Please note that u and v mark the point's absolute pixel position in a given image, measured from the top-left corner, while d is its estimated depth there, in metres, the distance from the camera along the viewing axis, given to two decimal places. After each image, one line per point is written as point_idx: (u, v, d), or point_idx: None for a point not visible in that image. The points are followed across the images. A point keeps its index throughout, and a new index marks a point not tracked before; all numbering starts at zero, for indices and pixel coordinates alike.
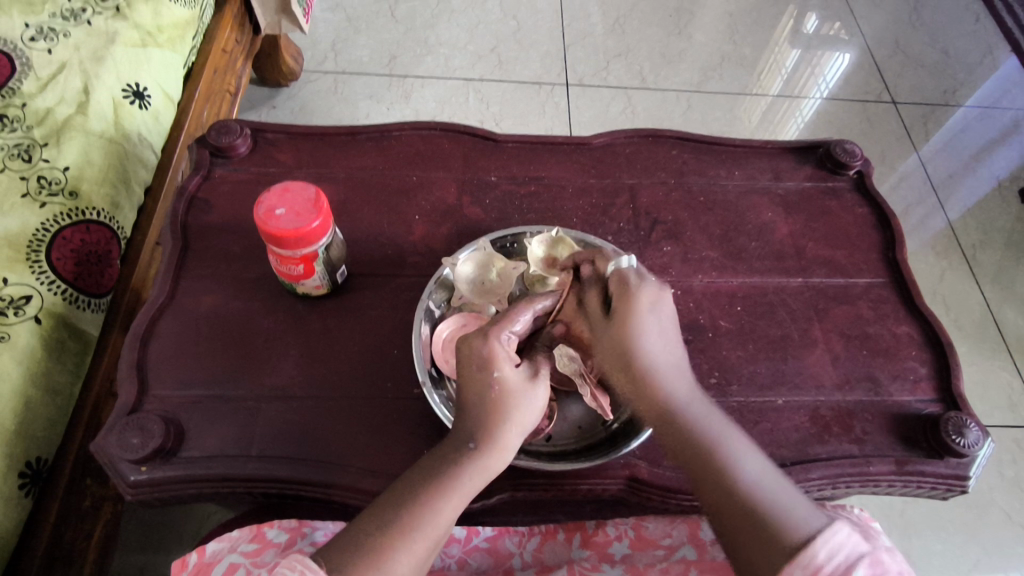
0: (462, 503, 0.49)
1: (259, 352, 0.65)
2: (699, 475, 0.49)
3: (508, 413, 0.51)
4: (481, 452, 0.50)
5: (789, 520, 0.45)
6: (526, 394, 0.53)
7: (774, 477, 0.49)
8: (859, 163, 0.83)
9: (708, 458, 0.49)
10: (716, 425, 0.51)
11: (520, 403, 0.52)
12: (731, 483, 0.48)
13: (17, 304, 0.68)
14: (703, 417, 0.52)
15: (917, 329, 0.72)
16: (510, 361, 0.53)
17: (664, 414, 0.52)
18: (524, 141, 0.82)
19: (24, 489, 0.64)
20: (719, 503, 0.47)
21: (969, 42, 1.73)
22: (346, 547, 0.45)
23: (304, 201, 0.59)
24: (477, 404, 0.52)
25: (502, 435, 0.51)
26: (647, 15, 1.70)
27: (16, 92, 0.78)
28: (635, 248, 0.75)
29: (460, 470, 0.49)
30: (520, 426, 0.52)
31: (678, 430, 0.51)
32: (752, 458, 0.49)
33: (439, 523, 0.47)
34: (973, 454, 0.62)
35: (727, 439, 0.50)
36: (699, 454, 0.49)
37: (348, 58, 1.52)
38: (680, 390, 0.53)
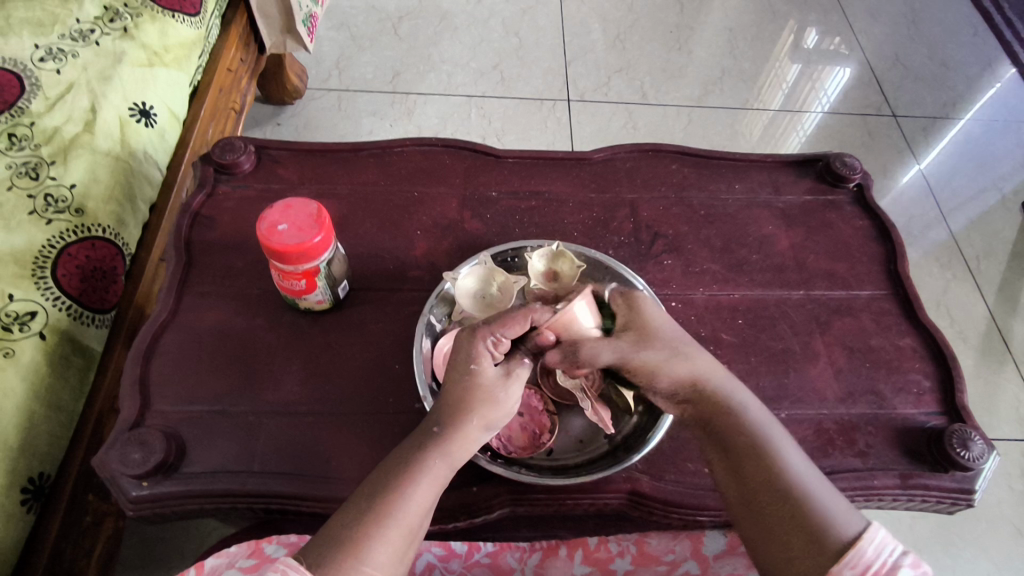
0: (433, 491, 0.50)
1: (260, 368, 0.65)
2: (745, 465, 0.52)
3: (473, 408, 0.54)
4: (444, 439, 0.52)
5: (825, 505, 0.48)
6: (498, 389, 0.55)
7: (813, 472, 0.51)
8: (859, 176, 0.83)
9: (756, 450, 0.52)
10: (764, 423, 0.54)
11: (491, 398, 0.54)
12: (778, 470, 0.51)
13: (23, 320, 0.68)
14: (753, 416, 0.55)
15: (920, 341, 0.71)
16: (490, 358, 0.56)
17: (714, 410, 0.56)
18: (525, 156, 0.83)
19: (26, 505, 0.65)
20: (764, 485, 0.50)
21: (970, 55, 1.74)
22: (323, 544, 0.45)
23: (306, 217, 0.59)
24: (445, 402, 0.54)
25: (463, 424, 0.53)
26: (647, 31, 1.72)
27: (25, 111, 0.80)
28: (635, 262, 0.75)
29: (424, 458, 0.51)
30: (485, 419, 0.54)
31: (728, 428, 0.54)
32: (792, 450, 0.53)
33: (410, 509, 0.48)
34: (979, 467, 0.62)
35: (778, 436, 0.53)
36: (747, 452, 0.53)
37: (352, 76, 1.54)
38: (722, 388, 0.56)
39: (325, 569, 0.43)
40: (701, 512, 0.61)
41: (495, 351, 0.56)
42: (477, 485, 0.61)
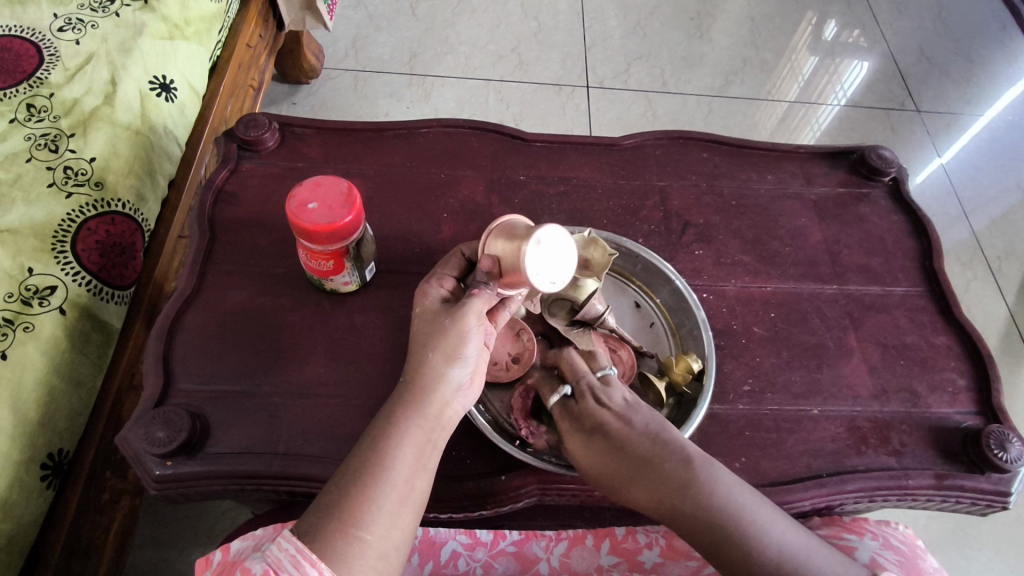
0: (418, 446, 0.48)
1: (285, 349, 0.64)
2: (715, 544, 0.49)
3: (429, 346, 0.51)
4: (416, 391, 0.50)
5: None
6: (445, 318, 0.52)
7: (801, 538, 0.48)
8: (895, 169, 0.81)
9: (725, 532, 0.48)
10: (731, 491, 0.51)
11: (442, 330, 0.51)
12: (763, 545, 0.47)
13: (43, 295, 0.67)
14: (714, 490, 0.51)
15: (955, 340, 0.70)
16: (434, 295, 0.55)
17: (671, 498, 0.51)
18: (554, 140, 0.81)
19: (46, 481, 0.64)
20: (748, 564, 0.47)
21: (997, 51, 1.71)
22: (314, 512, 0.44)
23: (337, 196, 0.58)
24: (412, 353, 0.52)
25: (430, 369, 0.50)
26: (669, 18, 1.69)
27: (44, 82, 0.78)
28: (665, 252, 0.73)
29: (398, 415, 0.49)
30: (450, 354, 0.51)
31: (696, 502, 0.51)
32: (773, 520, 0.49)
33: (395, 466, 0.46)
34: (1015, 469, 0.61)
35: (751, 508, 0.50)
36: (717, 530, 0.49)
37: (368, 56, 1.52)
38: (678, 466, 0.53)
39: (318, 538, 0.42)
40: None
41: (441, 287, 0.56)
42: (504, 474, 0.60)
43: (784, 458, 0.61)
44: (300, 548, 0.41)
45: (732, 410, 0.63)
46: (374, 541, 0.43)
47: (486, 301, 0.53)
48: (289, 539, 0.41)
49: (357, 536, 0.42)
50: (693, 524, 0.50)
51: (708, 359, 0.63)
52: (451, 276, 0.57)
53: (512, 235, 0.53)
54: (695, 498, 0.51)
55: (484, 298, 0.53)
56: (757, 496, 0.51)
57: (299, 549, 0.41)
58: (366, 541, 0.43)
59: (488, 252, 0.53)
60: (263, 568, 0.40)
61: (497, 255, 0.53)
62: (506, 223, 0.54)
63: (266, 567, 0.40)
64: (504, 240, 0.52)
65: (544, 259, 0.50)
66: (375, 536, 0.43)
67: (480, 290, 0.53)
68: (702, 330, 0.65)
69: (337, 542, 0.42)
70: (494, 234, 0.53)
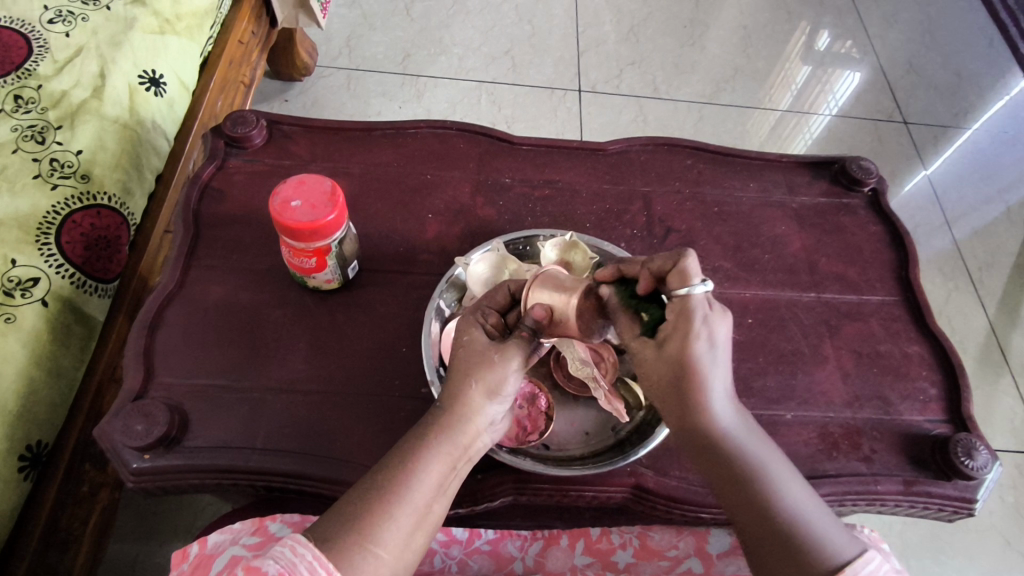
0: (443, 473, 0.48)
1: (267, 344, 0.65)
2: (733, 498, 0.47)
3: (473, 377, 0.51)
4: (453, 418, 0.50)
5: (829, 549, 0.43)
6: (491, 352, 0.52)
7: (815, 506, 0.46)
8: (874, 181, 0.83)
9: (750, 493, 0.46)
10: (757, 452, 0.48)
11: (488, 363, 0.51)
12: (770, 506, 0.45)
13: (25, 286, 0.67)
14: (749, 447, 0.47)
15: (928, 349, 0.71)
16: (481, 328, 0.54)
17: (701, 441, 0.48)
18: (541, 144, 0.82)
19: (24, 472, 0.64)
20: (750, 518, 0.45)
21: (985, 66, 1.73)
22: (329, 520, 0.44)
23: (320, 194, 0.58)
24: (451, 378, 0.52)
25: (470, 400, 0.50)
26: (662, 25, 1.70)
27: (32, 73, 0.78)
28: (647, 256, 0.74)
29: (430, 438, 0.49)
30: (492, 391, 0.51)
31: (713, 449, 0.47)
32: (791, 483, 0.47)
33: (418, 490, 0.46)
34: (982, 477, 0.62)
35: (771, 463, 0.47)
36: (732, 484, 0.47)
37: (362, 55, 1.52)
38: (726, 416, 0.48)
39: (332, 548, 0.42)
40: (701, 509, 0.61)
41: (485, 322, 0.55)
42: (480, 473, 0.60)
43: None
44: (318, 555, 0.41)
45: None
46: (388, 560, 0.43)
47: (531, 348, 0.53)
48: (305, 545, 0.41)
49: (372, 552, 0.43)
50: (720, 483, 0.47)
51: None
52: (493, 312, 0.57)
53: (557, 285, 0.56)
54: (715, 453, 0.47)
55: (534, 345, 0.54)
56: (785, 459, 0.48)
57: (317, 556, 0.41)
58: (381, 559, 0.43)
59: (533, 299, 0.55)
60: (278, 569, 0.39)
61: (545, 303, 0.55)
62: (545, 273, 0.57)
63: (281, 569, 0.40)
64: (550, 288, 0.55)
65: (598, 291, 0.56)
66: (389, 556, 0.43)
67: (524, 333, 0.53)
68: None
69: (352, 556, 0.42)
70: (539, 282, 0.56)
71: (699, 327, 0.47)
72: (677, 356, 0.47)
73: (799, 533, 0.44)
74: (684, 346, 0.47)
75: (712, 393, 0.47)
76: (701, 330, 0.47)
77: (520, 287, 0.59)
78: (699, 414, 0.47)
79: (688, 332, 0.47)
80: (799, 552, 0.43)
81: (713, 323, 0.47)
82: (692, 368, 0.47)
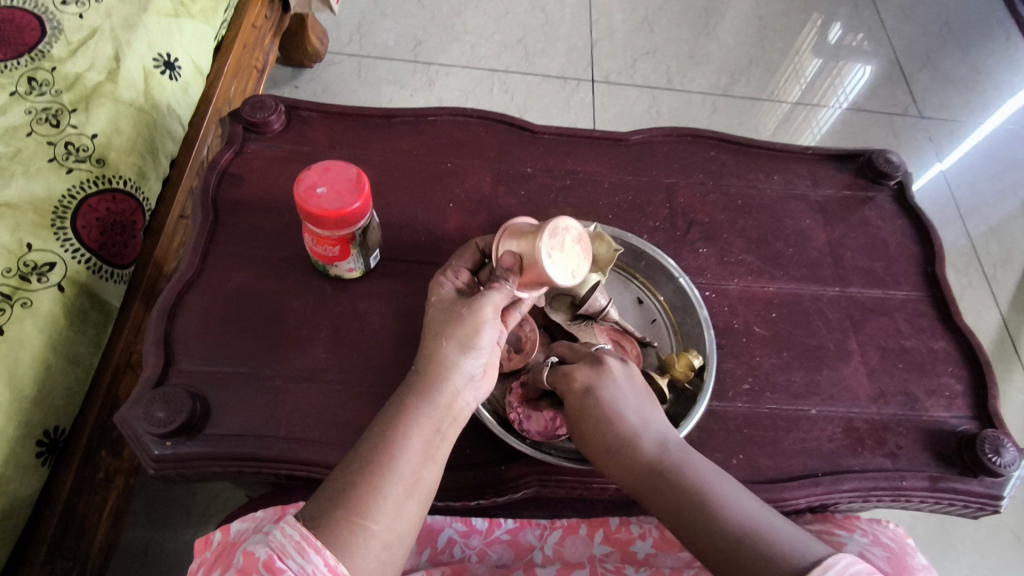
0: (426, 439, 0.48)
1: (288, 332, 0.64)
2: (687, 527, 0.48)
3: (443, 334, 0.50)
4: (430, 380, 0.49)
5: (782, 549, 0.43)
6: (459, 305, 0.51)
7: (767, 512, 0.47)
8: (900, 174, 0.81)
9: (693, 513, 0.48)
10: (702, 476, 0.50)
11: (455, 314, 0.51)
12: (724, 521, 0.46)
13: (41, 271, 0.66)
14: (683, 470, 0.50)
15: (954, 345, 0.71)
16: (450, 285, 0.54)
17: (642, 476, 0.52)
18: (562, 133, 0.80)
19: (41, 458, 0.64)
20: (705, 537, 0.46)
21: (1002, 60, 1.71)
22: (319, 499, 0.44)
23: (345, 181, 0.57)
24: (425, 339, 0.51)
25: (444, 359, 0.50)
26: (676, 15, 1.68)
27: (46, 55, 0.77)
28: (669, 249, 0.73)
29: (408, 406, 0.48)
30: (465, 345, 0.50)
31: (657, 480, 0.51)
32: (743, 498, 0.48)
33: (402, 459, 0.46)
34: (1008, 475, 0.61)
35: (718, 484, 0.49)
36: (683, 510, 0.48)
37: (373, 42, 1.51)
38: (654, 450, 0.52)
39: (321, 525, 0.42)
40: None
41: (456, 279, 0.55)
42: (505, 463, 0.60)
43: (781, 457, 0.61)
44: (305, 534, 0.40)
45: (730, 408, 0.63)
46: (379, 531, 0.43)
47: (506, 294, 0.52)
48: (293, 524, 0.41)
49: (361, 526, 0.42)
50: (668, 513, 0.49)
51: (709, 356, 0.64)
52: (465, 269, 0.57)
53: (523, 235, 0.55)
54: (659, 484, 0.50)
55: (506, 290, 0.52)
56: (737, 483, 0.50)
57: (304, 535, 0.40)
58: (371, 531, 0.43)
59: (503, 250, 0.55)
60: (268, 552, 0.39)
61: (513, 252, 0.54)
62: (515, 224, 0.56)
63: (270, 552, 0.39)
64: (515, 240, 0.54)
65: (560, 250, 0.53)
66: (380, 527, 0.43)
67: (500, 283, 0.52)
68: (705, 329, 0.65)
69: (341, 532, 0.42)
70: (506, 235, 0.55)
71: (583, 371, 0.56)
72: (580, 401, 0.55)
73: (752, 540, 0.44)
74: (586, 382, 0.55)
75: (632, 429, 0.53)
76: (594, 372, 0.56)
77: (489, 244, 0.59)
78: (630, 452, 0.53)
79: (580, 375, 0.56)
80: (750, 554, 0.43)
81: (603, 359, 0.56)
82: (600, 405, 0.54)
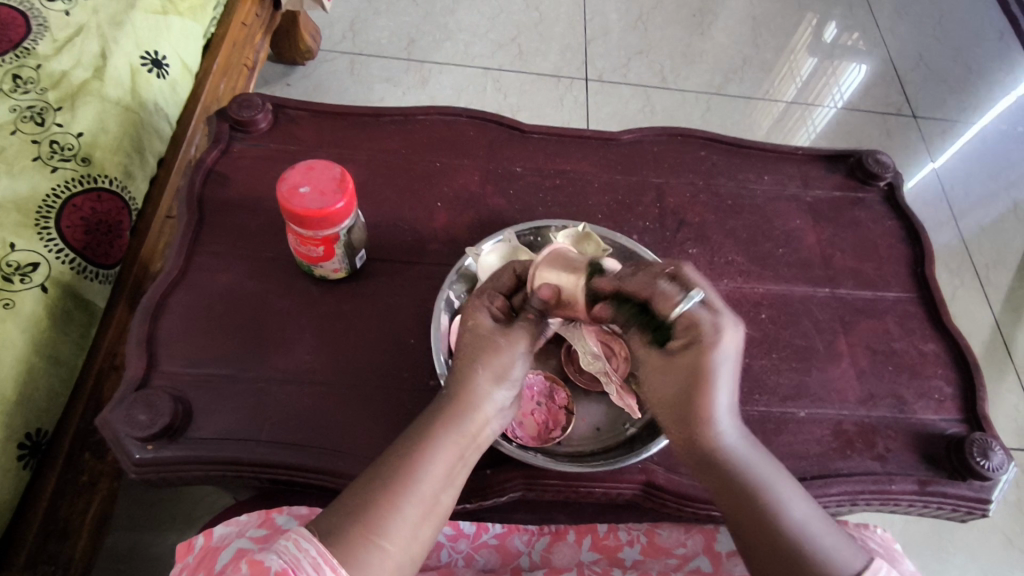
0: (451, 463, 0.47)
1: (273, 334, 0.63)
2: (742, 515, 0.45)
3: (479, 362, 0.51)
4: (460, 406, 0.49)
5: (831, 570, 0.41)
6: (496, 336, 0.52)
7: (824, 521, 0.44)
8: (891, 175, 0.81)
9: (752, 503, 0.45)
10: (766, 473, 0.46)
11: (493, 346, 0.51)
12: (780, 524, 0.43)
13: (24, 271, 0.65)
14: (752, 465, 0.46)
15: (943, 347, 0.70)
16: (487, 313, 0.53)
17: (706, 457, 0.46)
18: (552, 132, 0.80)
19: (23, 461, 0.63)
20: (756, 537, 0.44)
21: (996, 61, 1.71)
22: (335, 512, 0.43)
23: (329, 180, 0.57)
24: (458, 366, 0.52)
25: (477, 387, 0.50)
26: (671, 14, 1.68)
27: (31, 52, 0.75)
28: (659, 249, 0.73)
29: (437, 428, 0.48)
30: (498, 376, 0.51)
31: (720, 466, 0.46)
32: (799, 499, 0.45)
33: (425, 481, 0.45)
34: (997, 478, 0.61)
35: (777, 483, 0.46)
36: (740, 502, 0.45)
37: (366, 39, 1.50)
38: (727, 433, 0.46)
39: (338, 540, 0.41)
40: (713, 507, 0.61)
41: (491, 306, 0.54)
42: (491, 467, 0.59)
43: None
44: (321, 550, 0.40)
45: None
46: (394, 552, 0.42)
47: (539, 327, 0.54)
48: (309, 539, 0.40)
49: (379, 546, 0.41)
50: (718, 487, 0.46)
51: None
52: (502, 294, 0.55)
53: (568, 265, 0.53)
54: (721, 472, 0.46)
55: (537, 323, 0.54)
56: (792, 476, 0.47)
57: (320, 552, 0.40)
58: (386, 551, 0.42)
59: (542, 279, 0.53)
60: (281, 565, 0.39)
61: (554, 285, 0.52)
62: (558, 252, 0.54)
63: (283, 565, 0.39)
64: (560, 270, 0.53)
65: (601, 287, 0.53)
66: (395, 547, 0.42)
67: (531, 314, 0.54)
68: None
69: (357, 549, 0.41)
70: (546, 264, 0.53)
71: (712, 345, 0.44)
72: (691, 366, 0.44)
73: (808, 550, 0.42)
74: (697, 358, 0.44)
75: (716, 408, 0.45)
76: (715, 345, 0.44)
77: (526, 267, 0.56)
78: (705, 433, 0.46)
79: (705, 345, 0.44)
80: (804, 567, 0.41)
81: (723, 338, 0.44)
82: (704, 378, 0.44)
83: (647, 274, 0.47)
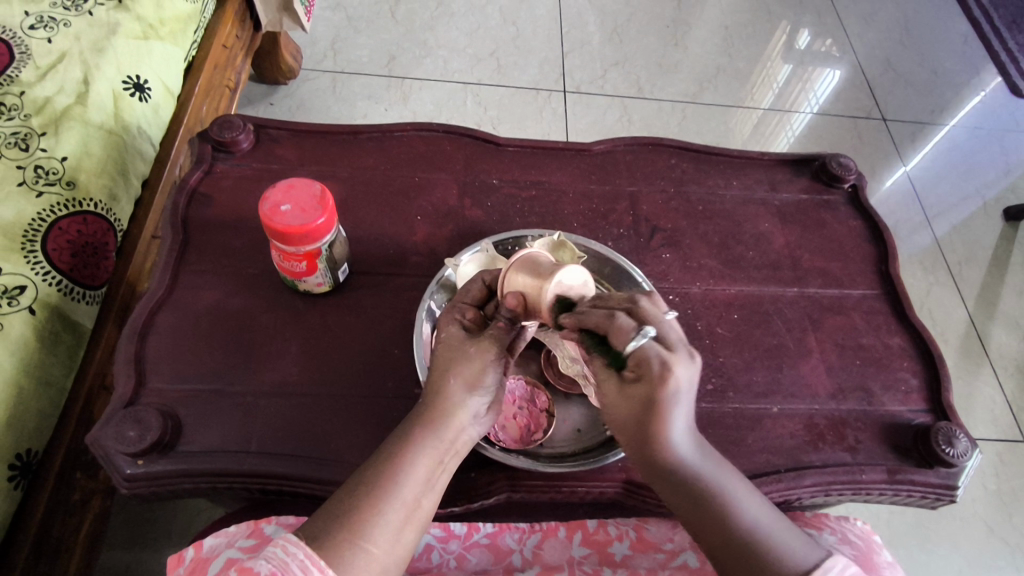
0: (430, 470, 0.48)
1: (259, 348, 0.65)
2: (698, 521, 0.46)
3: (451, 371, 0.51)
4: (434, 414, 0.50)
5: (787, 563, 0.43)
6: (466, 345, 0.53)
7: (770, 514, 0.47)
8: (854, 177, 0.84)
9: (708, 509, 0.46)
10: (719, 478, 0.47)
11: (462, 353, 0.52)
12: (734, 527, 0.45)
13: (12, 294, 0.67)
14: (705, 473, 0.47)
15: (909, 341, 0.73)
16: (456, 322, 0.55)
17: (662, 470, 0.47)
18: (527, 145, 0.82)
19: (14, 482, 0.64)
20: (719, 541, 0.45)
21: (960, 63, 1.76)
22: (321, 518, 0.44)
23: (309, 198, 0.59)
24: (432, 374, 0.53)
25: (451, 394, 0.51)
26: (645, 26, 1.72)
27: (15, 80, 0.77)
28: (633, 255, 0.75)
29: (416, 435, 0.49)
30: (471, 384, 0.51)
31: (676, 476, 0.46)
32: (749, 498, 0.47)
33: (405, 486, 0.46)
34: (962, 464, 0.64)
35: (729, 483, 0.47)
36: (694, 507, 0.46)
37: (347, 58, 1.52)
38: (683, 446, 0.46)
39: (324, 544, 0.42)
40: None
41: (462, 317, 0.55)
42: (475, 471, 0.61)
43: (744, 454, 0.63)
44: (309, 552, 0.41)
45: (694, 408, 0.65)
46: (378, 555, 0.43)
47: (510, 334, 0.53)
48: (297, 543, 0.42)
49: (362, 549, 0.43)
50: (676, 498, 0.47)
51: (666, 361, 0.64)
52: (472, 306, 0.57)
53: (535, 271, 0.54)
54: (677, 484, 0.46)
55: (508, 331, 0.53)
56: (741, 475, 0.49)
57: (309, 553, 0.41)
58: (371, 554, 0.43)
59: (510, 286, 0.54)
60: (270, 569, 0.40)
61: (520, 290, 0.53)
62: (525, 258, 0.55)
63: (272, 568, 0.40)
64: (527, 275, 0.53)
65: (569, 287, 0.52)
66: (379, 550, 0.44)
67: (503, 323, 0.53)
68: None
69: (343, 552, 0.42)
70: (516, 266, 0.54)
71: (666, 381, 0.43)
72: (645, 400, 0.44)
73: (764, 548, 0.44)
74: (652, 389, 0.43)
75: (672, 428, 0.45)
76: (667, 384, 0.43)
77: (495, 277, 0.58)
78: (661, 451, 0.46)
79: (654, 380, 0.43)
80: (760, 566, 0.43)
81: (674, 371, 0.43)
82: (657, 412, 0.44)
83: (604, 309, 0.46)
